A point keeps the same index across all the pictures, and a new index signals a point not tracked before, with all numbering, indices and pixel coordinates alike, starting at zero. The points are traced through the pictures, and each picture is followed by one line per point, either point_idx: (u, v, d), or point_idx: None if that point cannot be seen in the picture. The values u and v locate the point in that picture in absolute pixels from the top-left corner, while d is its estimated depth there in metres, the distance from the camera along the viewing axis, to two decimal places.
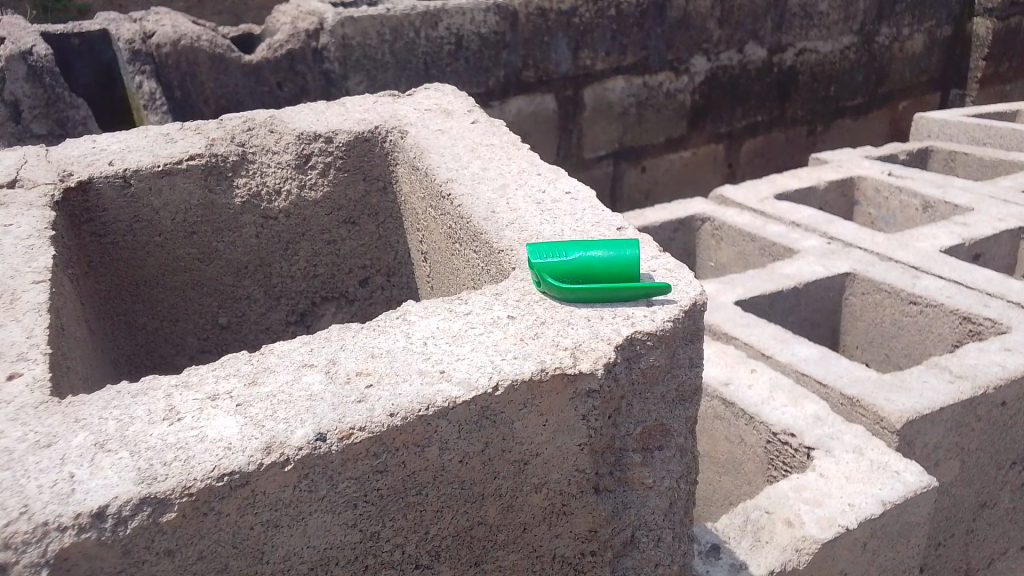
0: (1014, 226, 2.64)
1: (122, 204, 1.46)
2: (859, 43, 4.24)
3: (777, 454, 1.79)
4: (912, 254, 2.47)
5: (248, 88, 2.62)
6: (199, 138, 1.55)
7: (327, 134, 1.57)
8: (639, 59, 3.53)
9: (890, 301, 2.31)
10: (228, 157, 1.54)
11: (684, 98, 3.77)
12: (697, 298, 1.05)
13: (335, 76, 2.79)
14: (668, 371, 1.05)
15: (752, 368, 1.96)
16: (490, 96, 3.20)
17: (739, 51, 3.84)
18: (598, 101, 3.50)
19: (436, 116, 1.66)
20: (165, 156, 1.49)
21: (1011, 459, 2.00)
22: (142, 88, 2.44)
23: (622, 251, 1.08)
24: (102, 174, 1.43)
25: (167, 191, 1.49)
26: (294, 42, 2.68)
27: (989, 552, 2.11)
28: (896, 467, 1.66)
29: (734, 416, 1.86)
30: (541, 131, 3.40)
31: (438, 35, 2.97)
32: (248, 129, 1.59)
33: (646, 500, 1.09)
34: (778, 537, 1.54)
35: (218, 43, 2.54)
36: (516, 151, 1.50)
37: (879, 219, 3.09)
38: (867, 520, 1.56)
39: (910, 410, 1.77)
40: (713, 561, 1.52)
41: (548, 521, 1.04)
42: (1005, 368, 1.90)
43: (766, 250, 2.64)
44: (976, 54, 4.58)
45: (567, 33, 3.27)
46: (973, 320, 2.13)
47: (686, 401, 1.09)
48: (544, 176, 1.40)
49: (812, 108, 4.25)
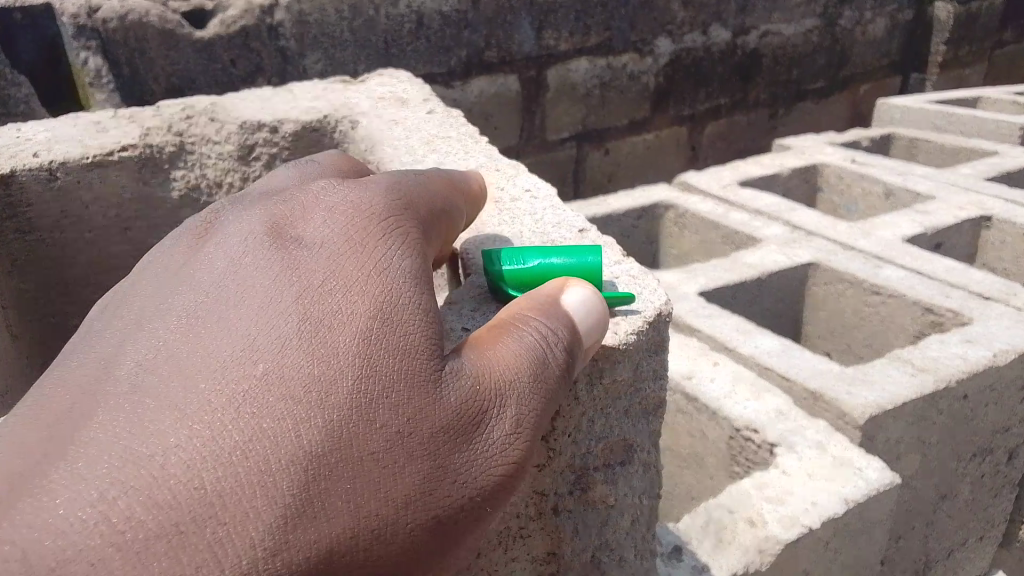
0: (976, 215, 2.62)
1: (49, 199, 1.35)
2: (821, 26, 4.21)
3: (739, 449, 1.75)
4: (875, 243, 2.45)
5: (200, 65, 2.50)
6: (133, 127, 1.44)
7: (272, 123, 1.48)
8: (603, 40, 3.46)
9: (851, 290, 2.28)
10: (164, 149, 1.43)
11: (648, 80, 3.71)
12: (661, 309, 0.99)
13: (291, 54, 2.68)
14: (632, 385, 0.99)
15: (714, 361, 1.91)
16: (451, 77, 3.10)
17: (703, 33, 3.79)
18: (561, 82, 3.43)
19: (389, 105, 1.58)
20: (96, 147, 1.38)
21: (972, 451, 1.98)
22: (87, 65, 2.30)
23: (583, 258, 1.00)
24: (26, 167, 1.31)
25: (98, 185, 1.39)
26: (248, 18, 2.56)
27: (948, 543, 2.10)
28: (859, 463, 1.63)
29: (697, 411, 1.81)
30: (504, 113, 3.32)
31: (398, 12, 2.86)
32: (187, 117, 1.47)
33: (608, 519, 1.04)
34: (741, 537, 1.50)
35: (167, 19, 2.41)
36: (473, 145, 1.42)
37: (841, 206, 3.07)
38: (830, 519, 1.52)
39: (872, 404, 1.73)
40: (676, 563, 1.47)
41: (503, 545, 0.98)
42: (967, 361, 1.88)
43: (729, 238, 2.59)
44: (936, 38, 4.58)
45: (530, 12, 3.18)
46: (935, 310, 2.11)
47: (650, 414, 1.03)
48: (502, 172, 1.32)
49: (774, 92, 4.23)
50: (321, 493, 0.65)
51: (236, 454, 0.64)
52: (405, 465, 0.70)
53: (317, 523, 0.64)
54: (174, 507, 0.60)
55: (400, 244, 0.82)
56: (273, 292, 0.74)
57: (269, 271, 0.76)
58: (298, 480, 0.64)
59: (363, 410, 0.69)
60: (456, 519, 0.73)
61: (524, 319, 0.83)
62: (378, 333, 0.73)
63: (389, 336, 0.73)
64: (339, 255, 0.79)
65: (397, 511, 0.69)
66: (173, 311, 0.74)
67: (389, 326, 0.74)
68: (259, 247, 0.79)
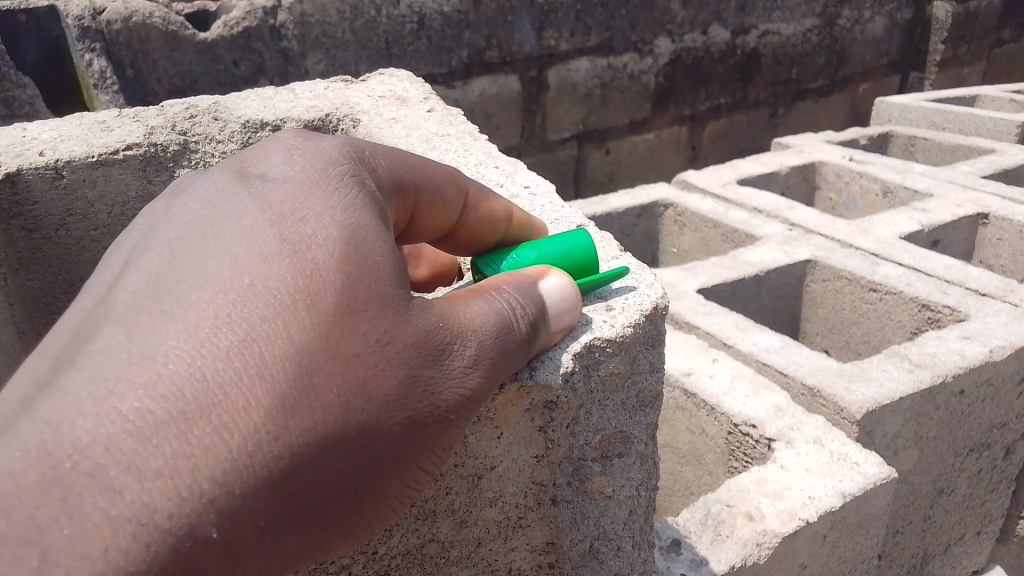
0: (973, 212, 2.64)
1: (54, 198, 1.37)
2: (821, 25, 4.23)
3: (738, 445, 1.77)
4: (873, 241, 2.47)
5: (202, 66, 2.53)
6: (137, 126, 1.46)
7: (275, 122, 1.51)
8: (603, 40, 3.48)
9: (850, 288, 2.30)
10: (168, 147, 1.45)
11: (648, 80, 3.73)
12: (658, 303, 1.00)
13: (292, 55, 2.70)
14: (628, 376, 1.00)
15: (714, 357, 1.93)
16: (453, 77, 3.12)
17: (703, 33, 3.81)
18: (562, 81, 3.44)
19: (390, 103, 1.60)
20: (100, 145, 1.40)
21: (969, 446, 2.00)
22: (91, 67, 2.32)
23: (576, 241, 1.02)
24: (32, 165, 1.33)
25: (103, 183, 1.40)
26: (250, 19, 2.58)
27: (947, 538, 2.12)
28: (856, 458, 1.65)
29: (696, 407, 1.83)
30: (505, 112, 3.34)
31: (399, 13, 2.88)
32: (190, 116, 1.49)
33: (606, 510, 1.05)
34: (739, 531, 1.52)
35: (171, 20, 2.44)
36: (472, 142, 1.44)
37: (840, 204, 3.09)
38: (828, 513, 1.54)
39: (870, 400, 1.75)
40: (674, 556, 1.49)
41: (502, 534, 1.02)
42: (964, 357, 1.90)
43: (728, 236, 2.61)
44: (935, 37, 4.60)
45: (531, 12, 3.20)
46: (932, 307, 2.13)
47: (647, 406, 1.05)
48: (501, 169, 1.34)
49: (774, 90, 4.25)
50: (312, 388, 0.70)
51: (229, 354, 0.68)
52: (384, 369, 0.74)
53: (310, 412, 0.69)
54: (178, 398, 0.66)
55: (372, 190, 0.85)
56: (249, 224, 0.77)
57: (248, 198, 0.80)
58: (279, 389, 0.68)
59: (337, 329, 0.72)
60: (429, 427, 0.78)
61: (494, 286, 0.87)
62: (350, 260, 0.76)
63: (360, 251, 0.77)
64: (309, 181, 0.82)
65: (379, 410, 0.73)
66: (156, 254, 0.77)
67: (361, 242, 0.77)
68: (239, 180, 0.83)
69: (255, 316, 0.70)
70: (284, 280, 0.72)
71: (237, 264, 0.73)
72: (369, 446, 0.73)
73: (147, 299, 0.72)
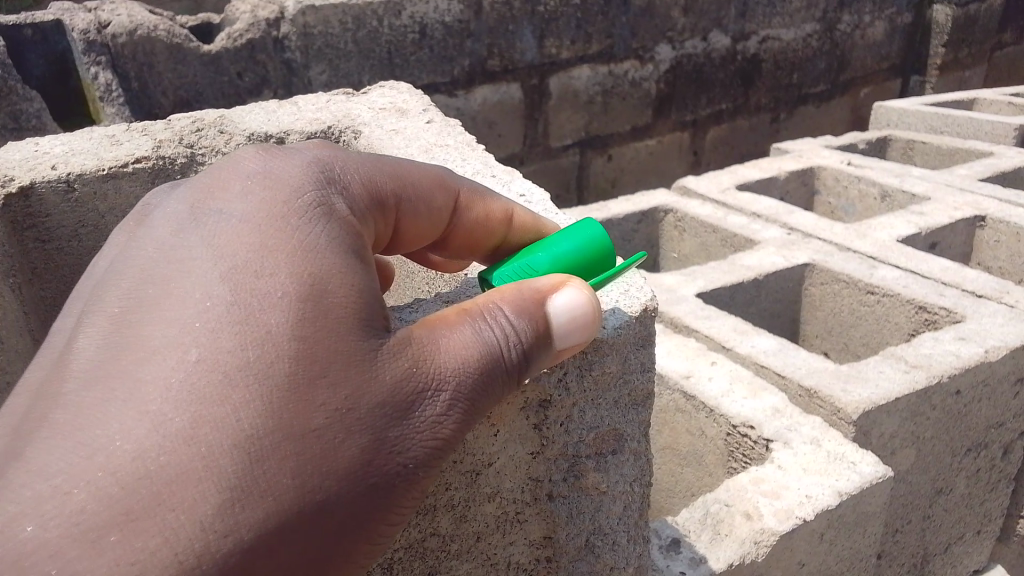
0: (971, 215, 2.67)
1: (66, 209, 1.42)
2: (821, 31, 4.28)
3: (736, 445, 1.80)
4: (870, 244, 2.51)
5: (207, 78, 2.57)
6: (145, 140, 1.51)
7: (279, 134, 1.55)
8: (604, 47, 3.52)
9: (848, 291, 2.34)
10: (176, 160, 1.49)
11: (649, 86, 3.77)
12: (648, 304, 1.02)
13: (296, 65, 2.75)
14: (621, 376, 1.04)
15: (712, 360, 1.97)
16: (455, 85, 3.17)
17: (703, 39, 3.85)
18: (563, 89, 3.49)
19: (391, 115, 1.65)
20: (110, 159, 1.44)
21: (966, 446, 2.03)
22: (97, 80, 2.36)
23: (587, 233, 0.98)
24: (45, 178, 1.38)
25: (113, 195, 1.45)
26: (253, 31, 2.63)
27: (946, 537, 2.15)
28: (853, 457, 1.68)
29: (695, 409, 1.86)
30: (507, 120, 3.39)
31: (402, 23, 2.93)
32: (197, 130, 1.55)
33: (601, 505, 1.09)
34: (737, 530, 1.55)
35: (176, 33, 2.48)
36: (471, 152, 1.48)
37: (839, 208, 3.12)
38: (825, 511, 1.57)
39: (866, 400, 1.78)
40: (673, 555, 1.53)
41: (501, 529, 1.06)
42: (959, 357, 1.93)
43: (727, 241, 2.65)
44: (935, 41, 4.64)
45: (532, 21, 3.25)
46: (928, 308, 2.16)
47: (639, 405, 1.07)
48: (499, 178, 1.38)
49: (775, 96, 4.29)
50: (261, 475, 0.66)
51: (175, 443, 0.64)
52: (340, 442, 0.70)
53: (263, 502, 0.66)
54: (125, 498, 0.62)
55: (335, 222, 0.79)
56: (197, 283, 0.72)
57: (202, 246, 0.75)
58: (226, 476, 0.65)
59: (287, 402, 0.68)
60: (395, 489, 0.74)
61: (481, 312, 0.80)
62: (303, 322, 0.71)
63: (316, 310, 0.72)
64: (268, 221, 0.77)
65: (338, 484, 0.70)
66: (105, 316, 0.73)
67: (319, 300, 0.72)
68: (198, 222, 0.78)
69: (199, 401, 0.66)
70: (233, 353, 0.68)
71: (183, 334, 0.69)
72: (329, 521, 0.70)
73: (93, 378, 0.68)
